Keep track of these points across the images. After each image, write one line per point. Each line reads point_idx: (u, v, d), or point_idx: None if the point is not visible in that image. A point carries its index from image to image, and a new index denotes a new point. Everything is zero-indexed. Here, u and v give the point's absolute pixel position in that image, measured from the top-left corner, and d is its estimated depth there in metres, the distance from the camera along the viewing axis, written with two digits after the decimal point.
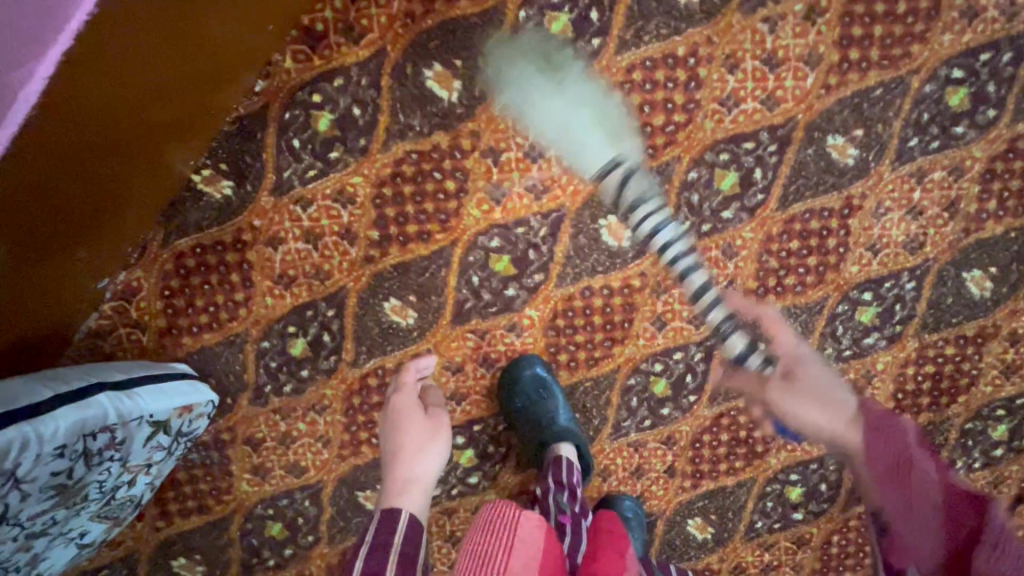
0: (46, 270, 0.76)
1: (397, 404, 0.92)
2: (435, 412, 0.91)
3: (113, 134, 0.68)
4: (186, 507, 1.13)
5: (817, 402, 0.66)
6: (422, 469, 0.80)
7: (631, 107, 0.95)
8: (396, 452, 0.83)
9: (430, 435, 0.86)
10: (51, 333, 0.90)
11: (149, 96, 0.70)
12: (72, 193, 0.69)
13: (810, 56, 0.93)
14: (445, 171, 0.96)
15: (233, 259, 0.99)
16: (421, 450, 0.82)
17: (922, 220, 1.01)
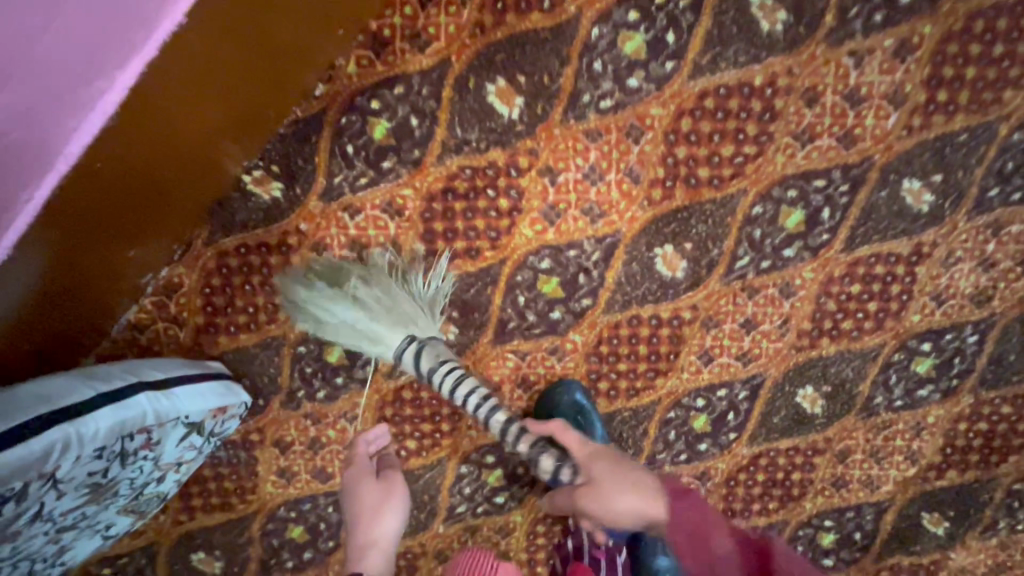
0: (91, 264, 0.74)
1: (348, 476, 0.89)
2: (389, 473, 0.89)
3: (173, 133, 0.67)
4: (209, 503, 1.12)
5: (621, 490, 0.80)
6: (382, 532, 0.83)
7: (700, 135, 0.90)
8: (354, 521, 0.85)
9: (385, 498, 0.86)
10: (90, 325, 0.89)
11: (211, 96, 0.68)
12: (128, 191, 0.68)
13: (894, 95, 0.88)
14: (499, 188, 0.93)
15: (276, 261, 0.97)
16: (379, 513, 0.84)
17: (992, 273, 0.97)
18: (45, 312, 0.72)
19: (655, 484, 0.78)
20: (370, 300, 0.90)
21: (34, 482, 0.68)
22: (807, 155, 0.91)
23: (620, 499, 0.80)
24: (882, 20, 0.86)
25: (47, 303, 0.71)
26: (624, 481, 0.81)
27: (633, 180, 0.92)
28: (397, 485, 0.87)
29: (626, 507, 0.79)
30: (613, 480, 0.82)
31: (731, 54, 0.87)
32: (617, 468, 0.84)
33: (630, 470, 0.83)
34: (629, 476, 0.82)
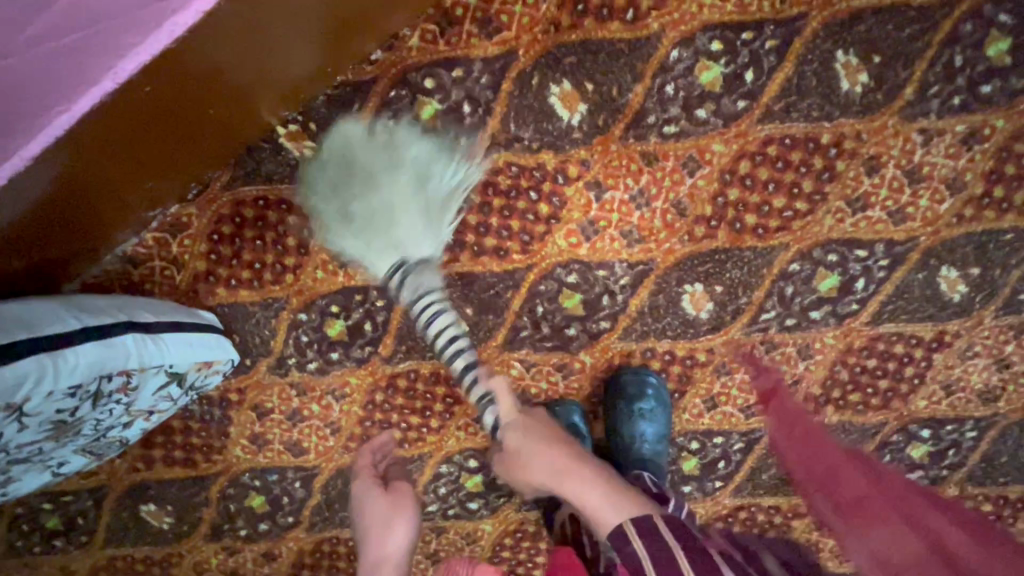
0: (94, 181, 0.68)
1: (355, 490, 0.86)
2: (397, 486, 0.85)
3: (215, 58, 0.61)
4: (171, 456, 1.06)
5: (538, 447, 0.77)
6: (394, 545, 0.78)
7: (756, 181, 0.88)
8: (365, 533, 0.80)
9: (394, 511, 0.81)
10: (83, 249, 0.82)
11: (263, 30, 0.63)
12: (156, 109, 0.63)
13: (953, 180, 0.87)
14: (542, 193, 0.89)
15: (294, 222, 0.91)
16: (389, 526, 0.79)
17: (1005, 373, 0.97)
18: (33, 219, 0.66)
19: (559, 458, 0.73)
20: (375, 218, 0.81)
21: None
22: (856, 223, 0.89)
23: (536, 470, 0.76)
24: (961, 104, 0.84)
25: (39, 209, 0.65)
26: (541, 441, 0.77)
27: (679, 212, 0.90)
28: (407, 496, 0.83)
29: (540, 474, 0.76)
30: (528, 450, 0.77)
31: (805, 107, 0.84)
32: (546, 435, 0.78)
33: (558, 433, 0.78)
34: (556, 449, 0.75)
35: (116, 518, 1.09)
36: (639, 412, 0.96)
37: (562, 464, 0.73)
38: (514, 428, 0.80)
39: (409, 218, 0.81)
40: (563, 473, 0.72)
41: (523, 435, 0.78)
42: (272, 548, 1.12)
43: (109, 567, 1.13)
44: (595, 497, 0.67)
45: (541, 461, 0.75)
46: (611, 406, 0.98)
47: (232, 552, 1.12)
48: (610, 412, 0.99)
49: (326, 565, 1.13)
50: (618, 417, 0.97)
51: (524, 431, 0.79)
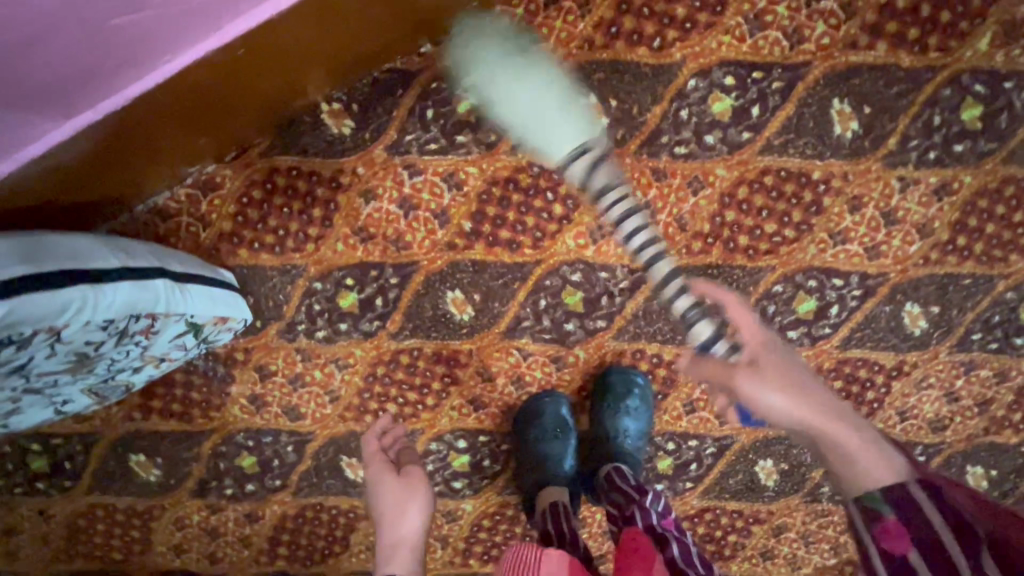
0: (155, 128, 0.73)
1: (369, 474, 0.89)
2: (408, 469, 0.88)
3: (283, 29, 0.68)
4: (168, 409, 1.08)
5: (784, 377, 0.68)
6: (408, 529, 0.81)
7: (751, 206, 0.97)
8: (380, 517, 0.83)
9: (408, 493, 0.85)
10: (118, 196, 0.85)
11: (330, 9, 0.70)
12: (223, 70, 0.68)
13: (924, 226, 0.97)
14: (558, 194, 0.96)
15: (322, 194, 0.96)
16: (403, 509, 0.82)
17: (953, 406, 1.07)
18: (92, 157, 0.71)
19: (825, 396, 0.66)
20: (528, 111, 0.87)
21: (41, 335, 0.65)
22: (835, 254, 0.99)
23: (771, 391, 0.68)
24: (935, 158, 0.94)
25: (101, 147, 0.69)
26: (790, 376, 0.69)
27: (680, 227, 0.98)
28: (418, 480, 0.86)
29: (774, 395, 0.68)
30: (779, 371, 0.69)
31: (801, 144, 0.94)
32: (786, 362, 0.71)
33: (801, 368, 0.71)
34: (809, 387, 0.68)
35: (105, 465, 1.11)
36: (623, 409, 1.03)
37: (817, 401, 0.66)
38: (758, 353, 0.73)
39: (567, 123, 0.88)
40: (826, 419, 0.65)
41: (783, 361, 0.71)
42: (256, 509, 1.14)
43: (90, 514, 1.14)
44: (852, 443, 0.63)
45: (857, 433, 0.63)
46: (598, 403, 1.04)
47: (216, 510, 1.14)
48: (597, 407, 1.06)
49: (307, 530, 1.16)
50: (602, 412, 1.04)
51: (781, 360, 0.71)
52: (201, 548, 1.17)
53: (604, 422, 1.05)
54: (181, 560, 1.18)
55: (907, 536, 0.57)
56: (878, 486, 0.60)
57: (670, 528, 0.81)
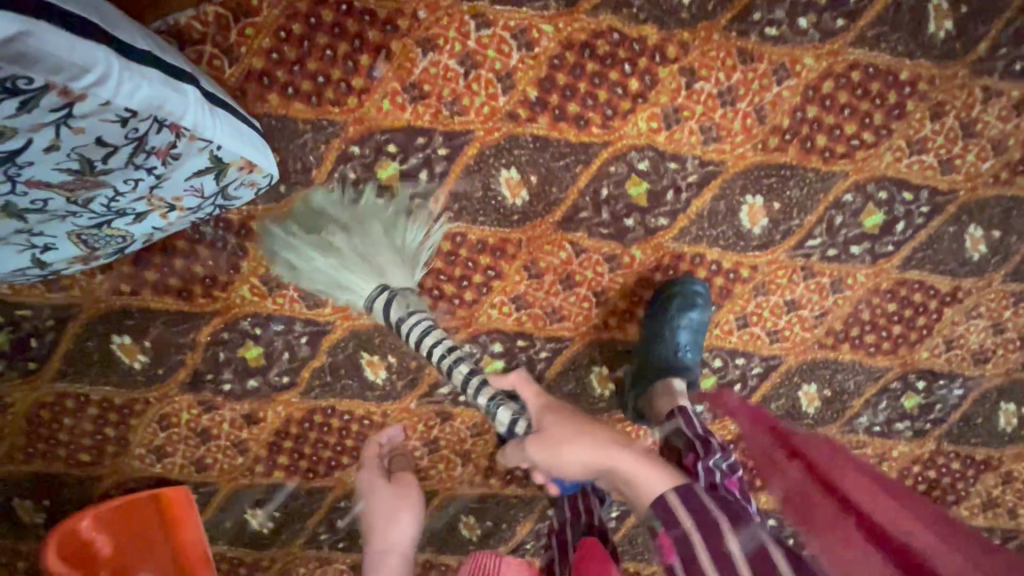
0: None
1: (359, 479, 0.92)
2: (402, 476, 0.91)
3: None
4: (163, 283, 0.93)
5: (565, 438, 0.70)
6: (396, 543, 0.83)
7: (835, 103, 0.91)
8: (370, 526, 0.85)
9: (399, 501, 0.87)
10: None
11: None
12: None
13: (999, 142, 0.95)
14: (636, 68, 0.88)
15: (373, 39, 0.84)
16: (392, 521, 0.84)
17: (999, 338, 1.06)
18: None
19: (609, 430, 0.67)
20: (348, 256, 0.88)
21: (50, 94, 0.54)
22: (909, 165, 0.95)
23: (576, 448, 0.68)
24: (1020, 70, 0.91)
25: None
26: (572, 429, 0.71)
27: (759, 118, 0.91)
28: (410, 489, 0.89)
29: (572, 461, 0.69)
30: (566, 427, 0.71)
31: (894, 40, 0.89)
32: (571, 418, 0.73)
33: (597, 423, 0.72)
34: (591, 429, 0.69)
35: (80, 347, 0.95)
36: (685, 321, 0.96)
37: (609, 440, 0.67)
38: (547, 412, 0.76)
39: (385, 254, 0.89)
40: (599, 455, 0.66)
41: (572, 444, 0.69)
42: (256, 410, 1.01)
43: (58, 405, 0.98)
44: (629, 461, 0.63)
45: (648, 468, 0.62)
46: (660, 315, 0.97)
47: (209, 409, 1.01)
48: (655, 319, 0.98)
49: (312, 438, 1.04)
50: (662, 324, 0.97)
51: (565, 416, 0.74)
52: (187, 453, 1.03)
53: (659, 334, 0.97)
54: (162, 466, 1.04)
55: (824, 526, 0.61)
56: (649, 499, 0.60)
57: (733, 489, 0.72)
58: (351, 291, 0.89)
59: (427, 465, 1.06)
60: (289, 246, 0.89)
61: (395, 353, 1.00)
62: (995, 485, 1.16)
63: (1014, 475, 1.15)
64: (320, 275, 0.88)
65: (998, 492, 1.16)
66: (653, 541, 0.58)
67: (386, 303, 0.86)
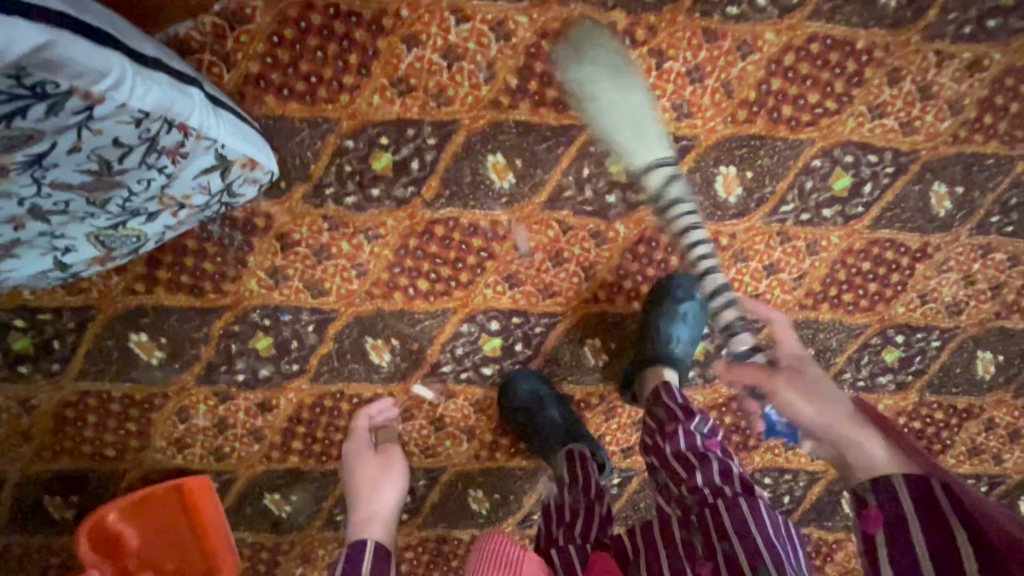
0: None
1: (348, 449, 1.03)
2: (386, 449, 1.03)
3: None
4: (175, 281, 0.99)
5: (811, 396, 0.68)
6: (382, 504, 0.93)
7: (797, 74, 0.97)
8: (357, 492, 0.96)
9: (383, 472, 0.99)
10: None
11: None
12: None
13: (955, 102, 1.00)
14: (608, 52, 0.94)
15: (360, 39, 0.90)
16: (378, 486, 0.95)
17: (970, 289, 1.11)
18: None
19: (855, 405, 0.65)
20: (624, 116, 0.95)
21: (73, 98, 0.60)
22: (872, 129, 1.01)
23: (796, 399, 0.69)
24: (970, 33, 0.97)
25: None
26: (815, 389, 0.69)
27: (727, 93, 0.97)
28: (394, 459, 1.00)
29: (801, 410, 0.68)
30: (802, 386, 0.70)
31: (847, 12, 0.95)
32: (818, 380, 0.71)
33: (860, 404, 0.67)
34: (835, 402, 0.67)
35: (100, 346, 1.01)
36: (678, 315, 1.03)
37: (844, 416, 0.65)
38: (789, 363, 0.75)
39: (653, 138, 0.95)
40: (833, 421, 0.65)
41: (791, 391, 0.70)
42: (269, 398, 1.06)
43: (81, 404, 1.03)
44: (876, 448, 0.60)
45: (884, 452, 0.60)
46: (655, 308, 1.03)
47: (224, 399, 1.06)
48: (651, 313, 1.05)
49: (324, 422, 1.09)
50: (657, 317, 1.03)
51: (802, 375, 0.71)
52: (206, 444, 1.08)
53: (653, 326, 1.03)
54: (182, 457, 1.09)
55: (882, 519, 0.57)
56: (867, 473, 0.59)
57: (714, 449, 0.86)
58: (630, 147, 0.96)
59: (434, 442, 1.12)
60: (590, 60, 0.92)
61: (398, 336, 1.05)
62: (978, 432, 1.21)
63: (995, 421, 1.20)
64: (619, 116, 0.95)
65: (982, 439, 1.21)
66: (855, 508, 0.60)
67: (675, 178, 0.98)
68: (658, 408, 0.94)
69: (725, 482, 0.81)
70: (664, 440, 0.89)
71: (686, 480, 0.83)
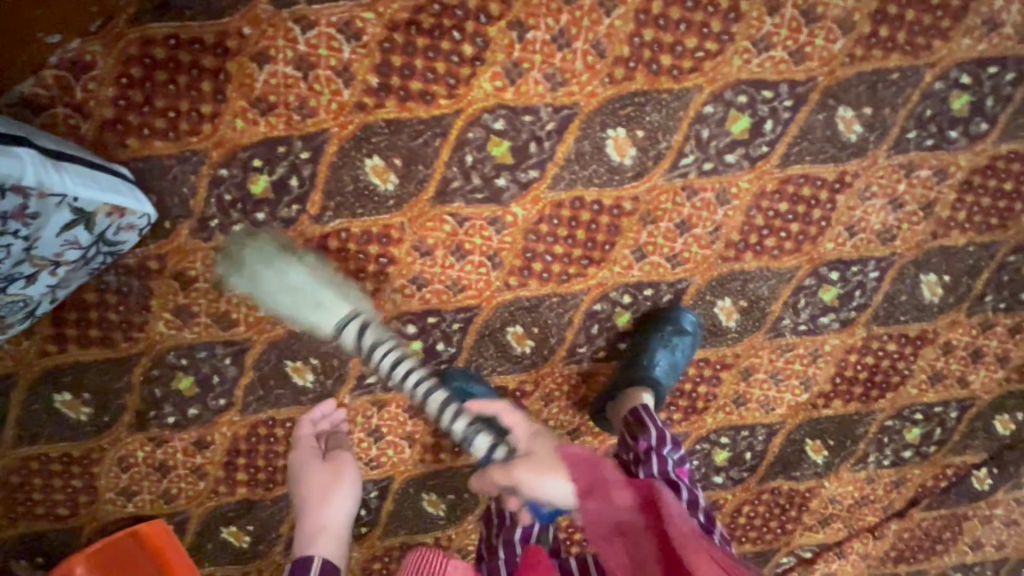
0: None
1: (296, 459, 0.99)
2: (337, 456, 0.98)
3: None
4: (85, 336, 0.99)
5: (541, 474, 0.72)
6: (330, 516, 0.87)
7: (668, 21, 0.92)
8: (306, 507, 0.90)
9: (331, 482, 0.93)
10: None
11: None
12: None
13: (844, 21, 0.94)
14: (465, 33, 0.90)
15: (209, 65, 0.88)
16: (327, 498, 0.90)
17: (900, 213, 1.06)
18: None
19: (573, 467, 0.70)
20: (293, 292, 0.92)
21: None
22: (761, 63, 0.95)
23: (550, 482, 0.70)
24: None
25: None
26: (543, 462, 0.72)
27: (599, 54, 0.93)
28: (343, 467, 0.95)
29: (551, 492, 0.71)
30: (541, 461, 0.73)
31: None
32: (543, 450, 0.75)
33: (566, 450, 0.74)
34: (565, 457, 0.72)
35: (27, 412, 1.01)
36: (672, 341, 1.05)
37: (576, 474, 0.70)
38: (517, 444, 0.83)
39: None
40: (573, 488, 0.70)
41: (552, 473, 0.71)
42: (203, 435, 1.07)
43: (24, 469, 1.05)
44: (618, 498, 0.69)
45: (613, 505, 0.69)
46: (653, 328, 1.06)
47: (160, 443, 1.07)
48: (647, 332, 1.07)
49: (263, 450, 1.09)
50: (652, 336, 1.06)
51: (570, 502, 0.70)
52: (153, 488, 1.10)
53: (642, 350, 1.06)
54: (134, 504, 1.11)
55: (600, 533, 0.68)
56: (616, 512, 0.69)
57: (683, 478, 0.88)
58: None
59: (376, 453, 1.11)
60: None
61: (317, 355, 1.05)
62: (937, 357, 1.16)
63: (953, 344, 1.15)
64: None
65: (941, 364, 1.16)
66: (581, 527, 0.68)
67: (358, 329, 0.92)
68: (638, 427, 0.96)
69: (693, 513, 0.83)
70: (638, 466, 0.90)
71: None
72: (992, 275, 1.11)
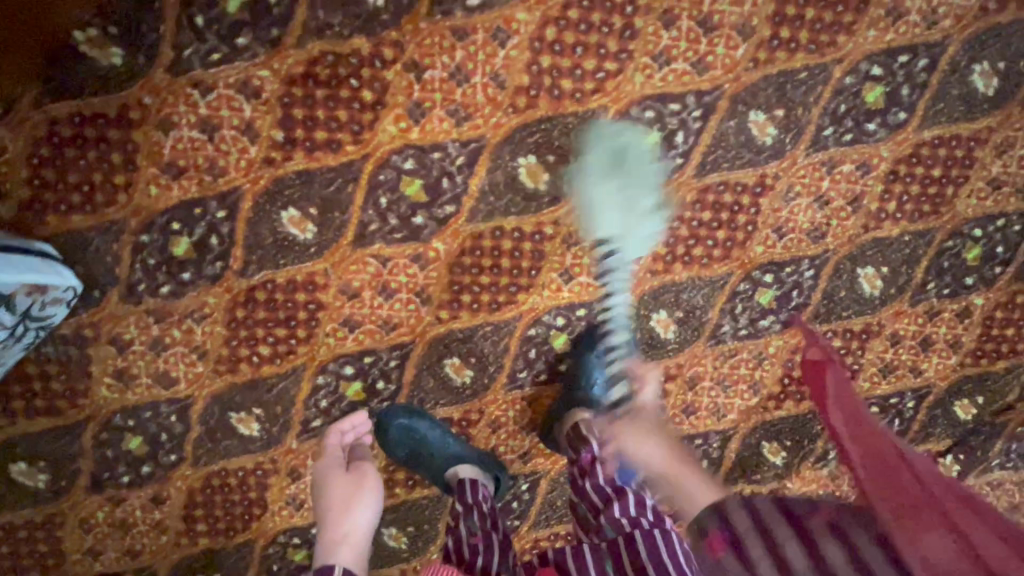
0: None
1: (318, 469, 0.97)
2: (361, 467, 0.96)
3: None
4: (33, 407, 1.02)
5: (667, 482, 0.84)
6: (352, 524, 0.86)
7: (564, 46, 0.92)
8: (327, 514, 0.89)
9: (353, 491, 0.92)
10: None
11: None
12: None
13: (742, 27, 0.94)
14: (363, 79, 0.91)
15: (116, 137, 0.90)
16: (348, 508, 0.88)
17: (827, 210, 1.05)
18: None
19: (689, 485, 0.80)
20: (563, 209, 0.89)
21: None
22: (664, 78, 0.95)
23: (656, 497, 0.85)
24: None
25: None
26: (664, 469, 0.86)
27: (499, 85, 0.93)
28: (365, 477, 0.94)
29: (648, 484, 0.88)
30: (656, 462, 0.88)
31: None
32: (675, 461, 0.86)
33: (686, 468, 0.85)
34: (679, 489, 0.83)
35: None
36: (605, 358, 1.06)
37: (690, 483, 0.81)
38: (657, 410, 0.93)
39: None
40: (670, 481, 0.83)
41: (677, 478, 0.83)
42: (160, 491, 1.09)
43: None
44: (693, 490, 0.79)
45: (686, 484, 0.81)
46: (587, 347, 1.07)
47: (119, 502, 1.09)
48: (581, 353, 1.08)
49: (220, 499, 1.12)
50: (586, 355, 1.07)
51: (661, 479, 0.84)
52: (119, 545, 1.12)
53: (580, 371, 1.07)
54: (102, 562, 1.13)
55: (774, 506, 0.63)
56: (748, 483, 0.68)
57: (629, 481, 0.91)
58: None
59: None
60: None
61: (260, 404, 1.06)
62: (885, 349, 1.14)
63: (900, 334, 1.14)
64: None
65: (891, 355, 1.15)
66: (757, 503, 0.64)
67: None
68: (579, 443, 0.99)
69: (641, 512, 0.85)
70: (585, 475, 0.94)
71: (604, 510, 0.87)
72: (931, 261, 1.10)
